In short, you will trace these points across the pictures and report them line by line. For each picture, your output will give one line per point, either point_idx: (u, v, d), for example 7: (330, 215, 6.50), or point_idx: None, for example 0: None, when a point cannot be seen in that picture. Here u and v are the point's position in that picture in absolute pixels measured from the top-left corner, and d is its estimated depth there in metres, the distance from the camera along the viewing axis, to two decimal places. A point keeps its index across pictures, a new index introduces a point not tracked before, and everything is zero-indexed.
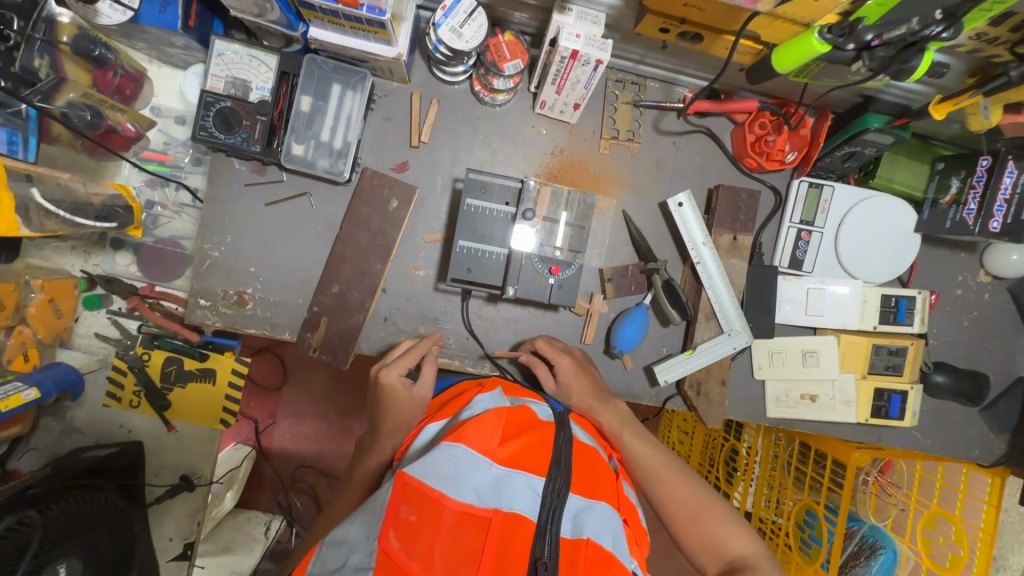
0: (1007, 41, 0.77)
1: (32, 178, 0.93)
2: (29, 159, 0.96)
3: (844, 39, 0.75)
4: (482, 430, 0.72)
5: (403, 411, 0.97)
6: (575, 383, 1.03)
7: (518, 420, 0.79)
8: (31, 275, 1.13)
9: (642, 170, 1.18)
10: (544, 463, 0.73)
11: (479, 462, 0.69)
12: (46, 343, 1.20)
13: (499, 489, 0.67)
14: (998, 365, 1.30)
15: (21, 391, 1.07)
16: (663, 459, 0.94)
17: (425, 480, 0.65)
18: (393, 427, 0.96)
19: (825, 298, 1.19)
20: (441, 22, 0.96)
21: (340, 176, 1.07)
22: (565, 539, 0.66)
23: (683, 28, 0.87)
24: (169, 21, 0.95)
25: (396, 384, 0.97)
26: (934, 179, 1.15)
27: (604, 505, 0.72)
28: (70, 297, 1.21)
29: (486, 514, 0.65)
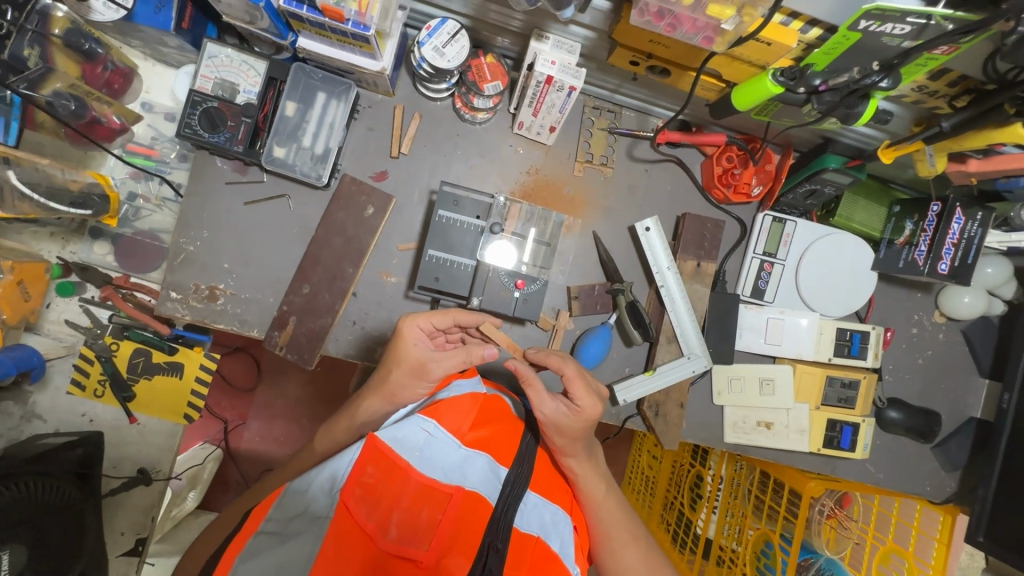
0: (946, 95, 0.83)
1: (8, 161, 0.99)
2: (11, 143, 1.00)
3: (795, 82, 0.80)
4: (458, 410, 0.77)
5: (396, 372, 0.88)
6: (580, 425, 0.86)
7: (495, 410, 0.82)
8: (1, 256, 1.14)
9: (614, 193, 1.23)
10: (508, 453, 0.77)
11: (448, 442, 0.72)
12: (13, 326, 1.21)
13: (461, 469, 0.71)
14: (951, 403, 1.34)
15: None
16: (625, 528, 0.91)
17: (396, 448, 0.68)
18: (387, 394, 0.87)
19: (784, 328, 1.22)
20: (425, 41, 1.01)
21: (319, 180, 1.10)
22: (517, 531, 0.68)
23: (651, 62, 0.92)
24: (162, 22, 0.98)
25: (415, 340, 0.89)
26: (890, 221, 1.21)
27: (557, 507, 0.77)
28: (41, 282, 1.23)
29: (448, 489, 0.67)
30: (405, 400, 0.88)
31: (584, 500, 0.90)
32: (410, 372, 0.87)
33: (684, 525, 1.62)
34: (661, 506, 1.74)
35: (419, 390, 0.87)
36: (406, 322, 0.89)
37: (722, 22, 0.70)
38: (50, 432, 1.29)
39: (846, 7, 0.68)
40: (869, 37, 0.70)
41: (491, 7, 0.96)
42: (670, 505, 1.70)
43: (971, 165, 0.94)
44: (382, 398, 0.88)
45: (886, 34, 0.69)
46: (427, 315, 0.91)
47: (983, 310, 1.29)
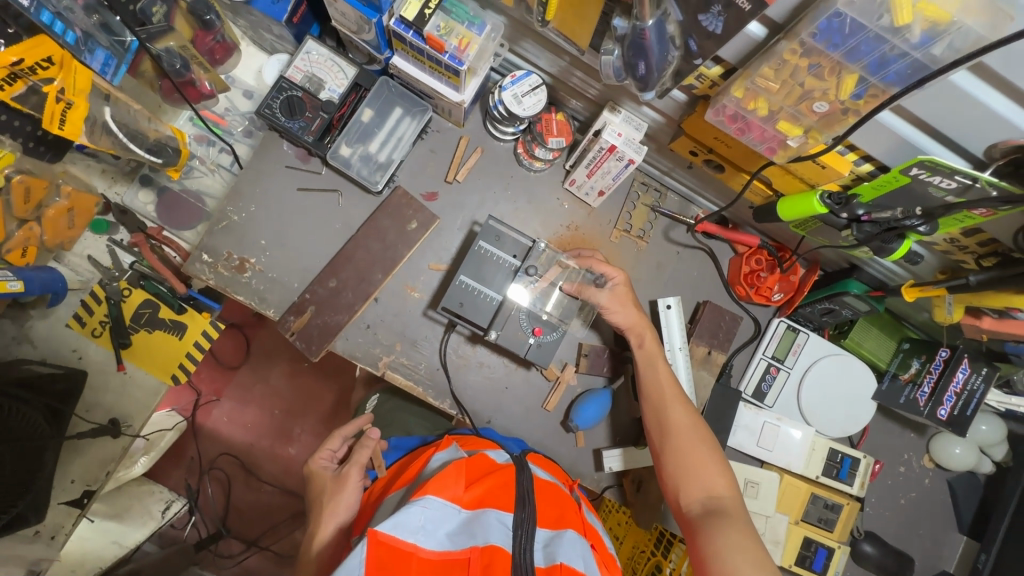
0: (974, 252, 0.88)
1: (108, 99, 1.03)
2: (114, 82, 1.02)
3: (841, 207, 0.86)
4: (447, 478, 0.77)
5: (327, 490, 0.93)
6: (626, 292, 1.11)
7: (478, 468, 0.85)
8: (63, 181, 1.20)
9: (643, 266, 1.27)
10: (509, 498, 0.79)
11: (447, 508, 0.74)
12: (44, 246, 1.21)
13: (471, 529, 0.73)
14: (926, 552, 1.33)
15: (7, 280, 1.08)
16: (673, 389, 1.04)
17: (399, 536, 0.68)
18: (327, 517, 0.88)
19: (778, 435, 1.24)
20: (506, 87, 1.09)
21: (374, 185, 1.15)
22: (541, 568, 0.73)
23: (710, 156, 0.99)
24: (277, 12, 1.06)
25: (324, 467, 0.97)
26: (897, 356, 1.25)
27: (572, 533, 0.79)
28: (86, 214, 1.26)
29: (462, 555, 0.70)
30: (347, 509, 0.89)
31: (644, 356, 1.09)
32: (336, 489, 0.92)
33: None
34: None
35: (350, 493, 0.91)
36: (309, 462, 0.98)
37: (790, 137, 0.76)
38: (37, 359, 1.28)
39: (901, 153, 0.74)
40: (917, 184, 0.75)
41: (575, 72, 1.04)
42: None
43: (986, 321, 0.98)
44: (326, 524, 0.88)
45: (934, 185, 0.74)
46: (320, 445, 1.00)
47: (972, 465, 1.30)
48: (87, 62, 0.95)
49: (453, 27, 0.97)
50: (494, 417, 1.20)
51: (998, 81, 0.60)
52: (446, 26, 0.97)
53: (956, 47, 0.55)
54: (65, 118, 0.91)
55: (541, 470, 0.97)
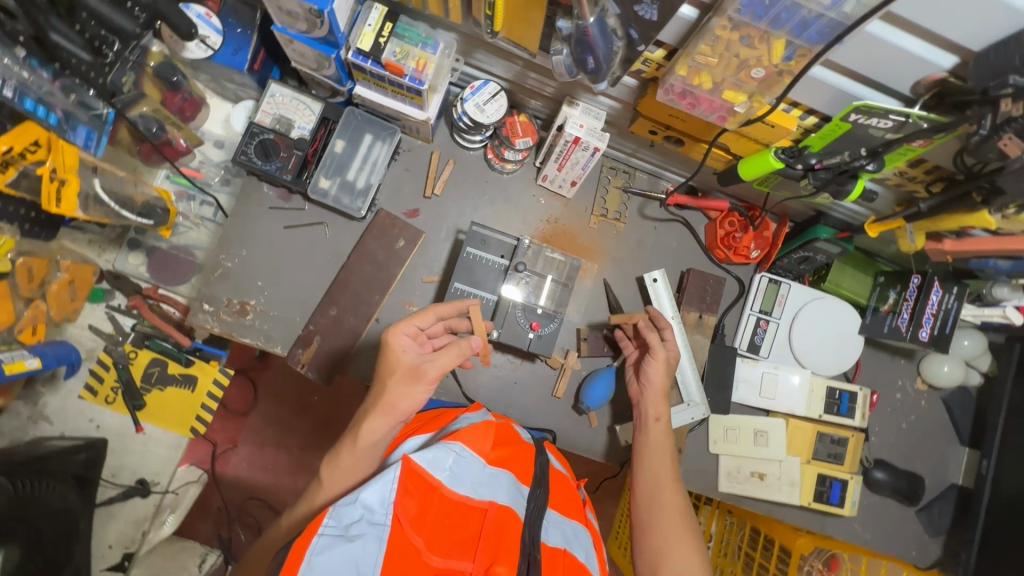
0: (923, 181, 0.94)
1: (95, 170, 1.04)
2: (97, 154, 1.03)
3: (794, 159, 0.93)
4: (476, 433, 0.83)
5: (398, 375, 0.88)
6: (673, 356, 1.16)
7: (506, 436, 0.90)
8: (62, 256, 1.23)
9: (624, 247, 1.33)
10: (526, 473, 0.84)
11: (474, 460, 0.79)
12: (54, 321, 1.26)
13: (489, 485, 0.78)
14: (933, 470, 1.40)
15: (25, 358, 1.14)
16: (672, 468, 1.04)
17: (429, 470, 0.74)
18: (386, 407, 0.86)
19: (778, 382, 1.30)
20: (468, 98, 1.14)
21: (357, 212, 1.20)
22: (546, 546, 0.75)
23: (668, 132, 1.04)
24: (237, 62, 1.09)
25: (404, 347, 0.91)
26: (875, 290, 1.32)
27: (576, 524, 0.84)
28: (87, 283, 1.30)
29: (481, 505, 0.75)
30: (406, 409, 0.87)
31: (656, 427, 1.09)
32: (406, 381, 0.88)
33: None
34: None
35: (417, 395, 0.87)
36: (391, 332, 0.92)
37: (736, 105, 0.82)
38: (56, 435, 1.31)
39: (839, 102, 0.80)
40: (858, 128, 0.81)
41: (530, 74, 1.09)
42: None
43: (947, 243, 1.05)
44: (382, 413, 0.86)
45: (873, 127, 0.79)
46: (409, 321, 0.94)
47: (961, 379, 1.37)
48: (71, 139, 0.96)
49: (409, 50, 1.01)
50: (509, 412, 1.25)
51: (909, 25, 0.66)
52: (402, 51, 1.01)
53: (864, 3, 0.61)
54: (61, 196, 0.95)
55: (557, 460, 1.00)
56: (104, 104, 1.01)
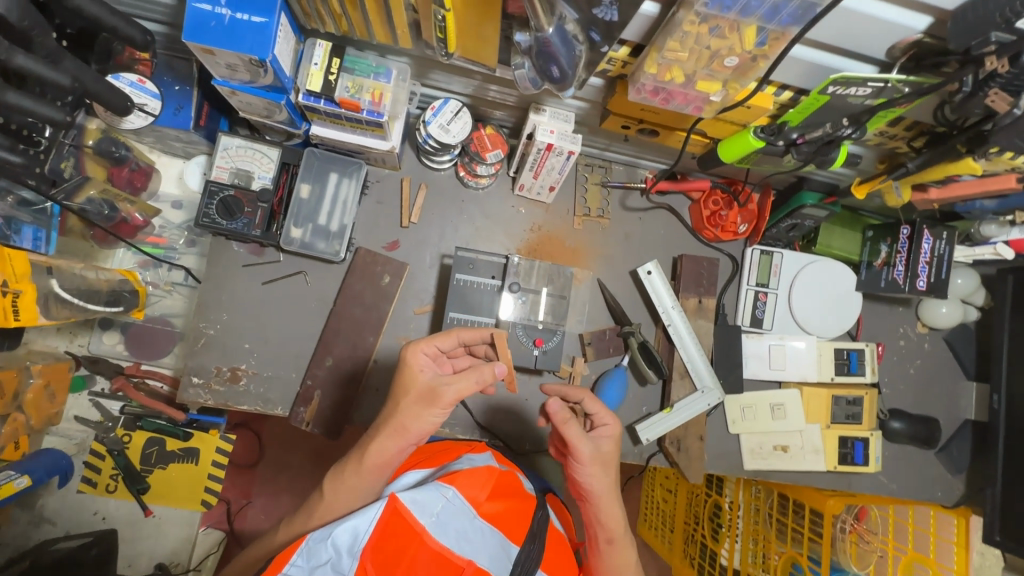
0: (904, 137, 0.93)
1: (51, 270, 0.95)
2: (50, 253, 1.00)
3: (775, 136, 0.90)
4: (474, 480, 0.81)
5: (413, 398, 0.82)
6: (611, 451, 0.92)
7: (507, 485, 0.86)
8: (32, 360, 1.15)
9: (612, 243, 1.31)
10: (520, 530, 0.80)
11: (463, 509, 0.76)
12: (34, 429, 1.19)
13: (473, 540, 0.74)
14: (946, 409, 1.42)
15: (13, 480, 1.10)
16: None
17: (415, 513, 0.72)
18: (397, 428, 0.82)
19: (786, 353, 1.30)
20: (430, 120, 1.08)
21: (336, 256, 1.15)
22: None
23: (642, 126, 1.01)
24: (182, 122, 1.03)
25: (422, 367, 0.85)
26: (866, 245, 1.30)
27: None
28: (65, 380, 1.23)
29: (460, 562, 0.70)
30: (418, 433, 0.82)
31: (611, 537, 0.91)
32: (421, 404, 0.82)
33: (708, 557, 1.56)
34: (682, 539, 1.67)
35: (430, 418, 0.82)
36: (410, 349, 0.86)
37: (712, 94, 0.79)
38: (61, 536, 1.25)
39: (816, 75, 0.78)
40: (836, 99, 0.78)
41: (490, 87, 1.05)
42: (691, 538, 1.64)
43: (933, 193, 1.03)
44: (393, 434, 0.82)
45: (851, 96, 0.77)
46: (430, 340, 0.88)
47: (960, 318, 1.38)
48: (18, 244, 0.93)
49: (361, 83, 0.96)
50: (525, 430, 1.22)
51: None
52: (355, 85, 0.95)
53: None
54: (19, 308, 0.85)
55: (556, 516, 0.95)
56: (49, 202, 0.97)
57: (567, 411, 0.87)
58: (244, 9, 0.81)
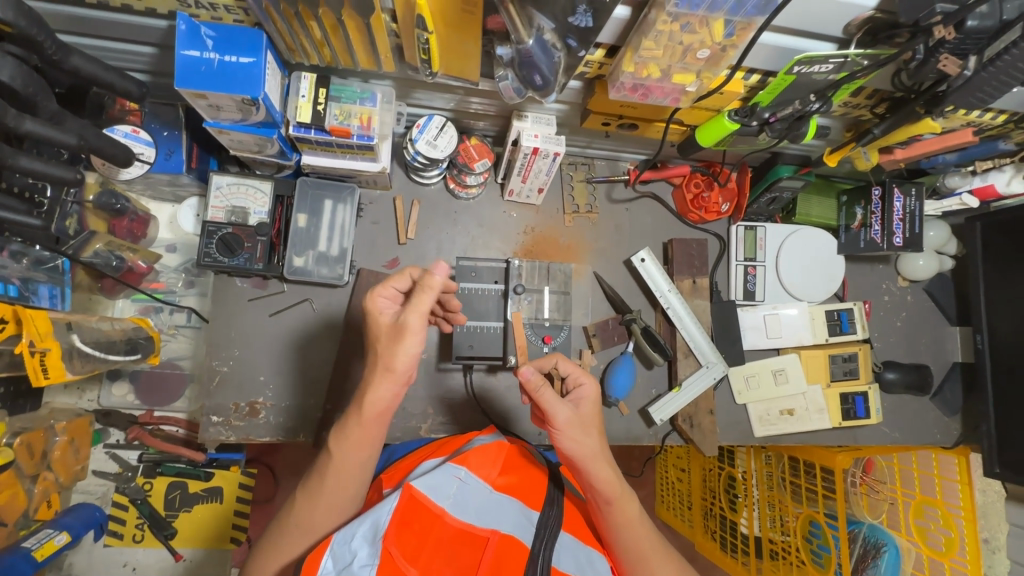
0: (867, 105, 0.99)
1: (72, 326, 0.95)
2: (67, 309, 1.00)
3: (749, 118, 0.95)
4: (485, 458, 0.84)
5: (380, 340, 0.76)
6: (590, 413, 0.86)
7: (517, 460, 0.90)
8: (55, 418, 1.15)
9: (603, 236, 1.36)
10: (538, 496, 0.83)
11: (479, 486, 0.80)
12: (67, 486, 1.18)
13: (494, 511, 0.77)
14: (934, 356, 1.49)
15: (53, 537, 1.08)
16: (651, 539, 0.88)
17: (431, 497, 0.75)
18: (383, 369, 0.75)
19: (781, 321, 1.36)
20: (417, 138, 1.11)
21: (340, 279, 1.17)
22: (556, 571, 0.75)
23: (622, 121, 1.06)
24: (174, 166, 1.05)
25: (382, 310, 0.80)
26: (842, 210, 1.36)
27: (594, 550, 0.84)
28: (88, 435, 1.22)
29: (484, 533, 0.74)
30: (404, 367, 0.75)
31: (611, 503, 0.84)
32: (394, 341, 0.74)
33: (728, 528, 1.60)
34: (702, 514, 1.71)
35: (408, 351, 0.74)
36: (367, 297, 0.81)
37: (687, 85, 0.84)
38: None
39: (781, 57, 0.83)
40: (802, 77, 0.84)
41: (472, 99, 1.08)
42: (710, 512, 1.68)
43: (897, 154, 1.09)
44: (381, 376, 0.75)
45: (815, 73, 0.82)
46: (388, 282, 0.82)
47: (937, 268, 1.46)
48: (37, 304, 0.92)
49: (349, 110, 0.99)
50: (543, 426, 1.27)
51: None
52: (343, 112, 0.99)
53: None
54: (47, 366, 0.85)
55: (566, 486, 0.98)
56: (59, 257, 0.98)
57: (541, 377, 0.80)
58: (232, 51, 0.83)
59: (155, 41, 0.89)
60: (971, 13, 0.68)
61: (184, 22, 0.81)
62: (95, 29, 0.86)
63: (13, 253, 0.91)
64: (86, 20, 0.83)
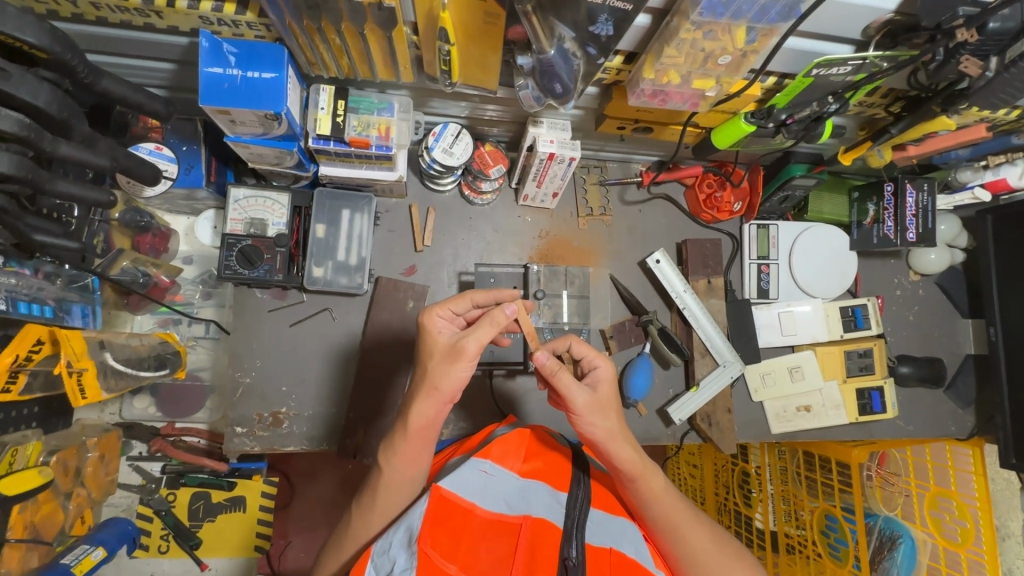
0: (882, 104, 1.00)
1: (103, 344, 1.00)
2: (98, 327, 1.07)
3: (765, 120, 0.95)
4: (508, 449, 0.86)
5: (433, 362, 0.77)
6: (609, 395, 0.85)
7: (540, 444, 0.92)
8: (86, 435, 1.16)
9: (618, 239, 1.36)
10: (564, 478, 0.85)
11: (504, 475, 0.82)
12: (99, 500, 1.21)
13: (524, 498, 0.79)
14: (947, 349, 1.50)
15: (90, 552, 1.10)
16: (683, 509, 0.88)
17: (459, 493, 0.76)
18: (429, 390, 0.77)
19: (795, 318, 1.38)
20: (434, 146, 1.12)
21: (359, 288, 1.18)
22: (591, 547, 0.75)
23: (638, 125, 1.06)
24: (194, 180, 1.05)
25: (439, 329, 0.80)
26: (854, 206, 1.37)
27: (624, 520, 0.83)
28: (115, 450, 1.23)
29: (516, 520, 0.75)
30: (450, 390, 0.77)
31: (635, 478, 0.85)
32: (447, 363, 0.76)
33: (743, 523, 1.62)
34: (716, 510, 1.73)
35: (458, 374, 0.76)
36: (425, 314, 0.81)
37: (707, 90, 0.84)
38: None
39: (799, 60, 0.84)
40: (820, 80, 0.84)
41: (488, 107, 1.08)
42: (724, 507, 1.70)
43: (911, 150, 1.10)
44: (426, 396, 0.77)
45: (833, 75, 0.83)
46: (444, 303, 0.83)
47: (948, 261, 1.46)
48: (71, 323, 0.98)
49: (367, 121, 1.00)
50: (562, 429, 1.28)
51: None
52: (361, 123, 0.99)
53: None
54: (83, 386, 0.86)
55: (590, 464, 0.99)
56: (89, 276, 1.02)
57: (555, 361, 0.81)
58: (254, 66, 0.84)
59: (174, 57, 0.90)
60: (993, 16, 0.69)
61: (207, 39, 0.82)
62: (116, 46, 0.86)
63: (48, 273, 0.93)
64: (108, 39, 0.84)
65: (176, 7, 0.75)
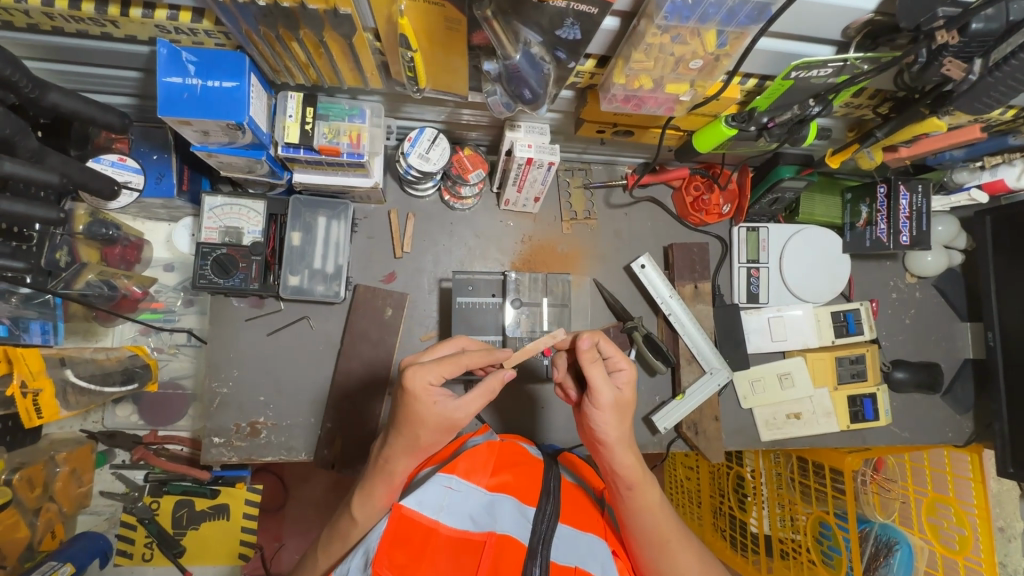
0: (870, 105, 0.96)
1: (65, 361, 0.99)
2: (60, 342, 1.07)
3: (747, 123, 0.91)
4: (475, 463, 0.83)
5: (426, 430, 0.77)
6: (631, 397, 0.84)
7: (512, 456, 0.89)
8: (55, 449, 1.18)
9: (604, 243, 1.34)
10: (532, 492, 0.82)
11: (470, 491, 0.78)
12: (70, 515, 1.23)
13: (490, 514, 0.76)
14: (945, 353, 1.47)
15: (58, 569, 1.10)
16: (673, 525, 0.86)
17: (421, 511, 0.74)
18: (417, 450, 0.80)
19: (786, 324, 1.34)
20: (409, 152, 1.08)
21: (336, 296, 1.16)
22: (556, 565, 0.73)
23: (617, 128, 1.03)
24: (166, 189, 1.04)
25: (435, 397, 0.76)
26: (846, 208, 1.33)
27: (593, 536, 0.79)
28: (89, 464, 1.25)
29: (480, 537, 0.73)
30: (436, 447, 0.82)
31: (632, 487, 0.83)
32: (441, 430, 0.78)
33: (737, 527, 1.57)
34: (711, 514, 1.70)
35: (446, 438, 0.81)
36: (417, 383, 0.75)
37: (681, 95, 0.82)
38: None
39: (778, 62, 0.80)
40: (801, 82, 0.81)
41: (463, 111, 1.06)
42: (720, 511, 1.66)
43: (903, 152, 1.05)
44: (413, 454, 0.80)
45: (814, 77, 0.79)
46: (437, 366, 0.76)
47: (946, 263, 1.42)
48: (27, 340, 0.99)
49: (337, 127, 0.97)
50: (546, 437, 1.26)
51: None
52: (331, 130, 0.97)
53: None
54: (40, 406, 0.89)
55: (571, 473, 0.96)
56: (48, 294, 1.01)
57: (591, 349, 0.80)
58: (214, 76, 0.82)
59: (138, 66, 0.88)
60: (975, 16, 0.66)
61: (165, 47, 0.80)
62: (76, 56, 0.84)
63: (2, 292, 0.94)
64: (66, 48, 0.82)
65: (131, 16, 0.73)
